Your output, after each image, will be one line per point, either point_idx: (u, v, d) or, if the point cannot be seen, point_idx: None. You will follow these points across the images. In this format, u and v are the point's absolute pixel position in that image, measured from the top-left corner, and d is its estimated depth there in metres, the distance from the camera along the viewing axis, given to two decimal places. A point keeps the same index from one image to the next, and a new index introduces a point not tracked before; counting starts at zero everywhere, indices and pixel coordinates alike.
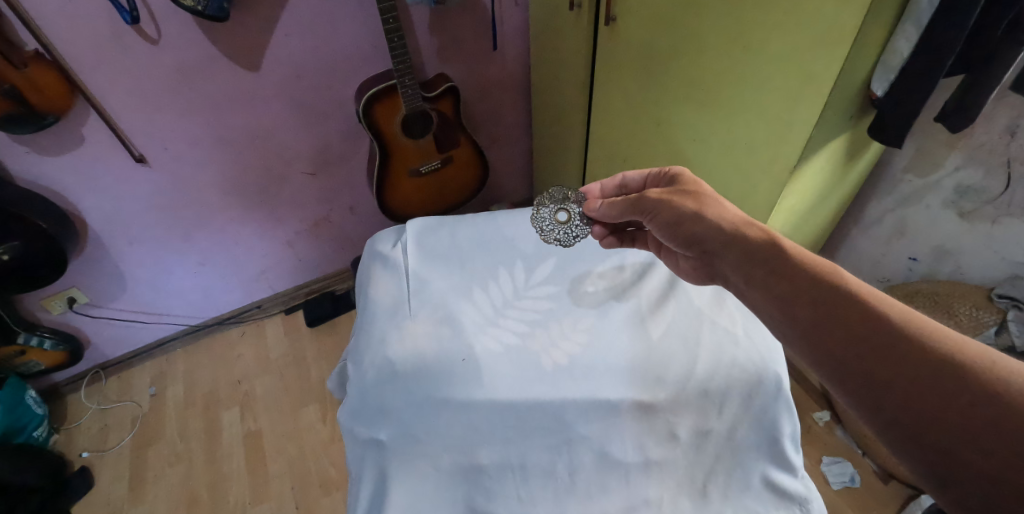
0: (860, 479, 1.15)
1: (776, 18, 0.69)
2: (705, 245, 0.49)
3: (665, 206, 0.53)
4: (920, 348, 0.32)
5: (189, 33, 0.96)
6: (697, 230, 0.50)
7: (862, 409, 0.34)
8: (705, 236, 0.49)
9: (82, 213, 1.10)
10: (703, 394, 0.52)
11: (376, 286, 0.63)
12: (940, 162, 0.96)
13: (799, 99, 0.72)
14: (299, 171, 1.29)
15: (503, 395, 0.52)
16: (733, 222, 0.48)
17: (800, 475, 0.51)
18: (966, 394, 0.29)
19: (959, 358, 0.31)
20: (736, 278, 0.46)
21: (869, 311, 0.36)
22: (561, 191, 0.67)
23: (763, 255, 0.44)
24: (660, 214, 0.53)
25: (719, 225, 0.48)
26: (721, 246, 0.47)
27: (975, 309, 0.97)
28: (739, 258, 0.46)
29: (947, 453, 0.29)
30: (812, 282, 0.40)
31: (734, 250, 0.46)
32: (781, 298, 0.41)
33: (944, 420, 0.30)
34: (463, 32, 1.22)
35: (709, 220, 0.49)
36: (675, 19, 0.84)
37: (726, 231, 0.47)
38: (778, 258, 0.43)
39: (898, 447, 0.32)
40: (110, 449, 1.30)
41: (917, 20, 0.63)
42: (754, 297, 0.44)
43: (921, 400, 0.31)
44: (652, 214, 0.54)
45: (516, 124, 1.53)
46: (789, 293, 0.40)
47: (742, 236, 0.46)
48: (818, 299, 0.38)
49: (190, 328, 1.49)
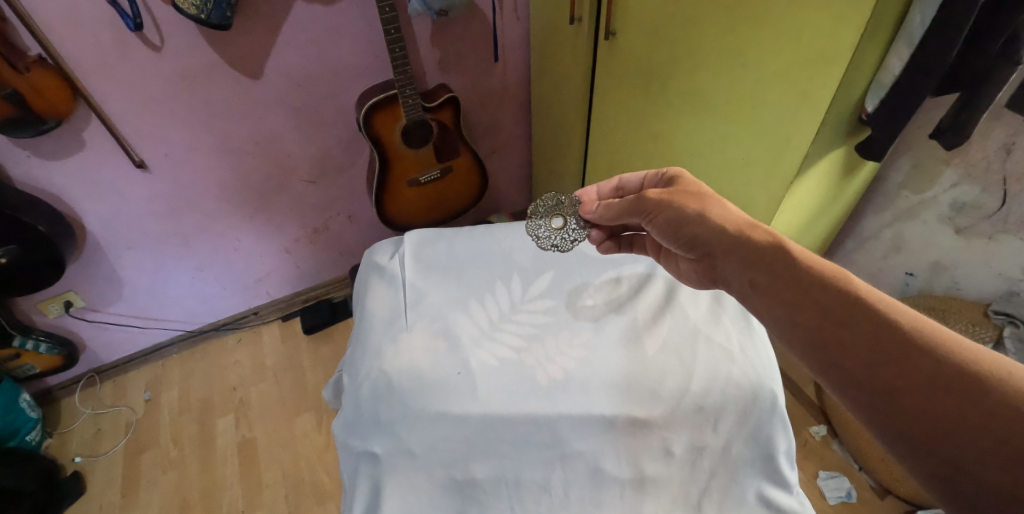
0: (856, 494, 1.15)
1: (771, 38, 0.70)
2: (706, 247, 0.49)
3: (666, 207, 0.53)
4: (935, 360, 0.32)
5: (192, 41, 0.97)
6: (700, 231, 0.50)
7: (871, 422, 0.33)
8: (709, 239, 0.49)
9: (82, 218, 1.10)
10: (698, 410, 0.52)
11: (372, 298, 0.63)
12: (935, 179, 0.97)
13: (796, 117, 0.72)
14: (299, 178, 1.29)
15: (497, 409, 0.52)
16: (738, 225, 0.48)
17: (795, 492, 0.50)
18: (980, 405, 0.29)
19: (975, 368, 0.31)
20: (739, 283, 0.46)
21: (882, 319, 0.35)
22: (555, 198, 0.68)
23: (767, 259, 0.44)
24: (660, 215, 0.53)
25: (722, 227, 0.48)
26: (722, 249, 0.48)
27: (971, 325, 0.97)
28: (745, 261, 0.45)
29: (957, 466, 0.29)
30: (817, 287, 0.40)
31: (738, 252, 0.46)
32: (787, 302, 0.41)
33: (956, 431, 0.29)
34: (465, 42, 1.23)
35: (711, 222, 0.49)
36: (674, 35, 0.85)
37: (731, 233, 0.47)
38: (782, 261, 0.43)
39: (906, 460, 0.31)
40: (103, 454, 1.29)
41: (909, 39, 0.64)
42: (758, 303, 0.44)
43: (926, 406, 0.31)
44: (651, 214, 0.54)
45: (517, 134, 1.53)
46: (795, 298, 0.40)
47: (745, 238, 0.46)
48: (826, 305, 0.38)
49: (187, 333, 1.49)
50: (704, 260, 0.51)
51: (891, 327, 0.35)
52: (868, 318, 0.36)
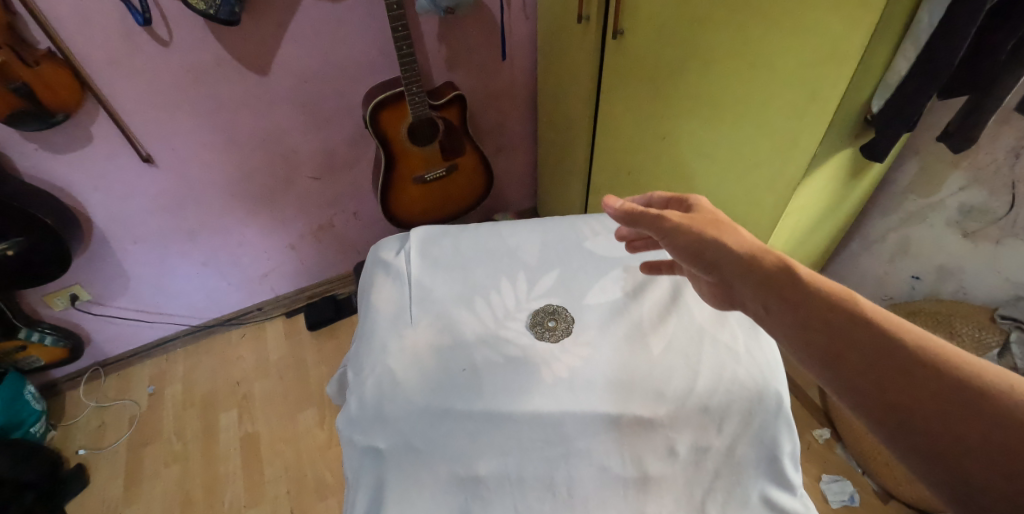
0: (859, 498, 1.14)
1: (781, 37, 0.70)
2: (723, 272, 0.44)
3: (684, 231, 0.46)
4: (945, 378, 0.32)
5: (200, 36, 0.97)
6: (717, 256, 0.45)
7: (885, 439, 0.33)
8: (722, 267, 0.44)
9: (89, 212, 1.11)
10: (703, 411, 0.52)
11: (377, 294, 0.63)
12: (943, 182, 0.96)
13: (804, 118, 0.72)
14: (305, 175, 1.29)
15: (502, 406, 0.52)
16: (749, 248, 0.44)
17: (798, 493, 0.50)
18: (994, 424, 0.29)
19: (984, 385, 0.31)
20: (753, 306, 0.42)
21: (888, 337, 0.35)
22: (546, 312, 0.61)
23: (778, 282, 0.41)
24: (677, 236, 0.47)
25: (736, 251, 0.44)
26: (737, 273, 0.43)
27: (977, 329, 0.97)
28: (757, 285, 0.42)
29: (977, 486, 0.28)
30: (824, 306, 0.38)
31: (750, 277, 0.42)
32: (799, 325, 0.38)
33: (975, 450, 0.29)
34: (472, 41, 1.23)
35: (729, 245, 0.44)
36: (683, 33, 0.85)
37: (743, 257, 0.43)
38: (796, 288, 0.40)
39: (925, 479, 0.31)
40: (107, 447, 1.30)
41: (915, 40, 0.63)
42: (772, 328, 0.40)
43: (945, 426, 0.30)
44: (668, 235, 0.47)
45: (522, 133, 1.53)
46: (804, 320, 0.38)
47: (759, 262, 0.43)
48: (832, 324, 0.37)
49: (192, 327, 1.49)
50: (721, 286, 0.46)
51: (900, 349, 0.34)
52: (874, 336, 0.35)
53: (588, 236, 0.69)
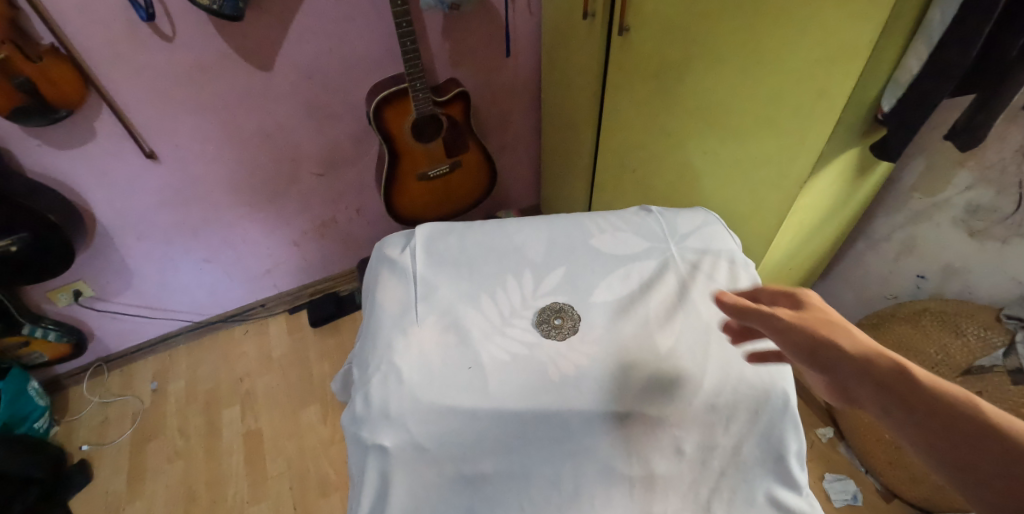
0: (862, 497, 1.15)
1: (790, 33, 0.69)
2: (844, 378, 0.38)
3: (797, 329, 0.41)
4: None
5: (204, 32, 0.96)
6: (836, 359, 0.38)
7: None
8: (835, 368, 0.38)
9: (91, 208, 1.11)
10: (710, 409, 0.52)
11: (382, 291, 0.63)
12: (950, 180, 0.95)
13: (812, 116, 0.71)
14: (308, 171, 1.29)
15: (508, 404, 0.52)
16: (868, 350, 0.38)
17: (804, 493, 0.50)
18: None
19: None
20: (875, 413, 0.36)
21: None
22: (553, 310, 0.60)
23: (905, 388, 0.34)
24: (791, 334, 0.41)
25: (854, 353, 0.38)
26: (854, 376, 0.37)
27: (983, 330, 0.95)
28: (878, 390, 0.36)
29: None
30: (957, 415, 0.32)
31: (870, 382, 0.36)
32: (928, 437, 0.33)
33: None
34: (476, 37, 1.23)
35: (848, 349, 0.38)
36: (690, 29, 0.84)
37: (861, 359, 0.37)
38: (921, 394, 0.34)
39: None
40: (110, 443, 1.30)
41: (928, 38, 0.62)
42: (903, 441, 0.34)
43: None
44: (781, 333, 0.42)
45: (526, 129, 1.53)
46: (935, 431, 0.32)
47: (879, 364, 0.36)
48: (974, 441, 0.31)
49: (195, 324, 1.49)
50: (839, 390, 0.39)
51: None
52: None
53: (595, 232, 0.69)
